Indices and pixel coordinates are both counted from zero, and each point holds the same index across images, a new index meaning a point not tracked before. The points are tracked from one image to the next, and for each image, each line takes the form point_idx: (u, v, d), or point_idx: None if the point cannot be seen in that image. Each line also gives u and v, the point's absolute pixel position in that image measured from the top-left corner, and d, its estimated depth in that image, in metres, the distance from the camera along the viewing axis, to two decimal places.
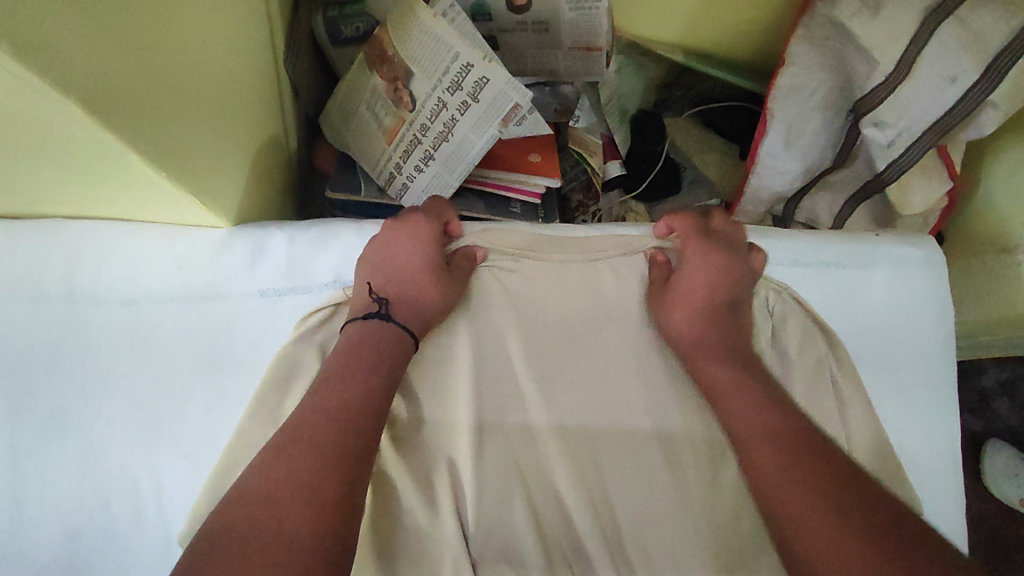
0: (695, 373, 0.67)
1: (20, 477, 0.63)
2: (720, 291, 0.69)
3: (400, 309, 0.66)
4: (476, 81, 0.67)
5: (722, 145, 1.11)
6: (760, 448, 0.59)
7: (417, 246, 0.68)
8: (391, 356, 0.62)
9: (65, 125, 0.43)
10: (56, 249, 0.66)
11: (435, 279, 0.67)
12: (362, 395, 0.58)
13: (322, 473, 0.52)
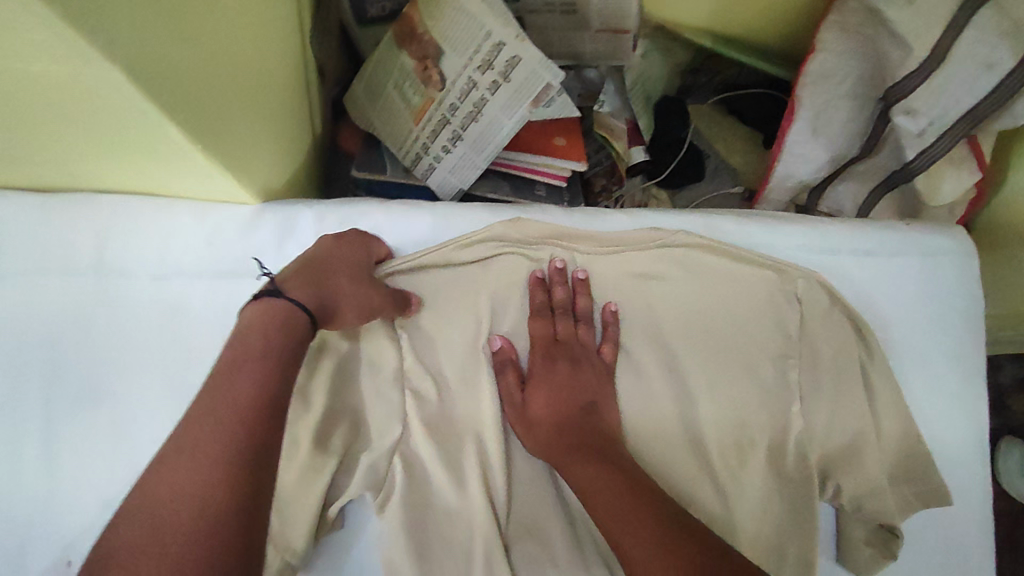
0: (562, 474, 0.62)
1: (52, 448, 0.63)
2: (577, 390, 0.66)
3: (303, 288, 0.59)
4: (508, 60, 0.66)
5: (746, 133, 1.10)
6: (638, 548, 0.52)
7: (353, 254, 0.64)
8: (283, 348, 0.54)
9: (110, 94, 0.43)
10: (87, 224, 0.66)
11: (361, 284, 0.63)
12: (254, 393, 0.50)
13: (209, 494, 0.43)
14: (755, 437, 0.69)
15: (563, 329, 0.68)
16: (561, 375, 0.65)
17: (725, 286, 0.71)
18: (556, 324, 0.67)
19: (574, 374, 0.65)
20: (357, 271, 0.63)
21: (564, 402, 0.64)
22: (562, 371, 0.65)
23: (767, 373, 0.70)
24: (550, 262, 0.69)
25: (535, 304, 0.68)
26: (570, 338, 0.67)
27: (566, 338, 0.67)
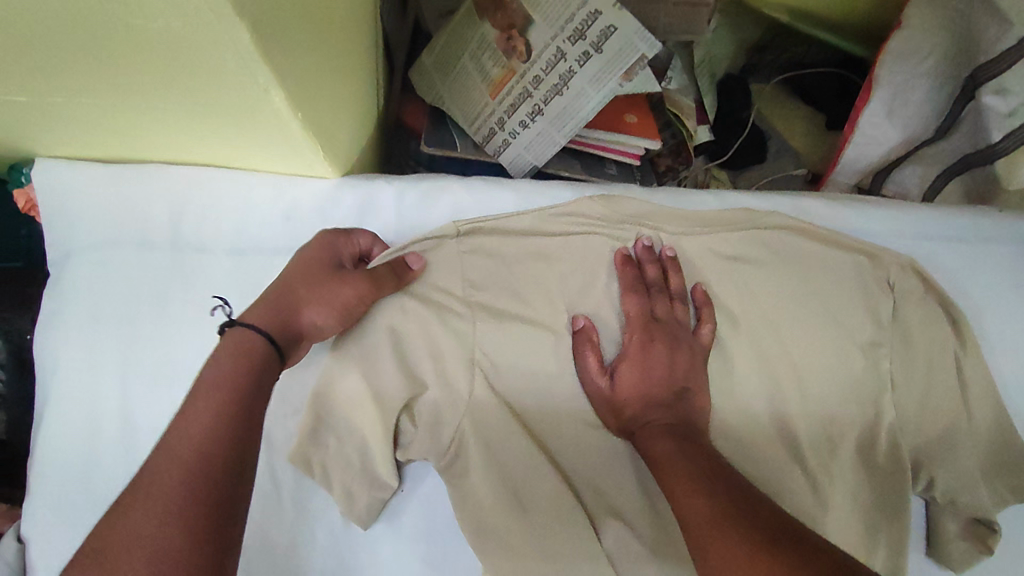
0: (639, 444, 0.60)
1: (131, 424, 0.62)
2: (672, 369, 0.61)
3: (266, 312, 0.55)
4: (602, 30, 0.63)
5: (810, 114, 1.06)
6: (698, 532, 0.49)
7: (321, 251, 0.60)
8: (253, 380, 0.50)
9: (224, 50, 0.41)
10: (161, 196, 0.64)
11: (336, 283, 0.58)
12: (212, 423, 0.46)
13: (170, 538, 0.40)
14: (844, 427, 0.67)
15: (660, 308, 0.64)
16: (656, 357, 0.61)
17: (816, 270, 0.69)
18: (652, 302, 0.64)
19: (672, 358, 0.61)
20: (321, 273, 0.58)
21: (655, 384, 0.61)
22: (660, 354, 0.61)
23: (857, 360, 0.68)
24: (636, 240, 0.66)
25: (629, 280, 0.64)
26: (670, 318, 0.63)
27: (665, 317, 0.63)
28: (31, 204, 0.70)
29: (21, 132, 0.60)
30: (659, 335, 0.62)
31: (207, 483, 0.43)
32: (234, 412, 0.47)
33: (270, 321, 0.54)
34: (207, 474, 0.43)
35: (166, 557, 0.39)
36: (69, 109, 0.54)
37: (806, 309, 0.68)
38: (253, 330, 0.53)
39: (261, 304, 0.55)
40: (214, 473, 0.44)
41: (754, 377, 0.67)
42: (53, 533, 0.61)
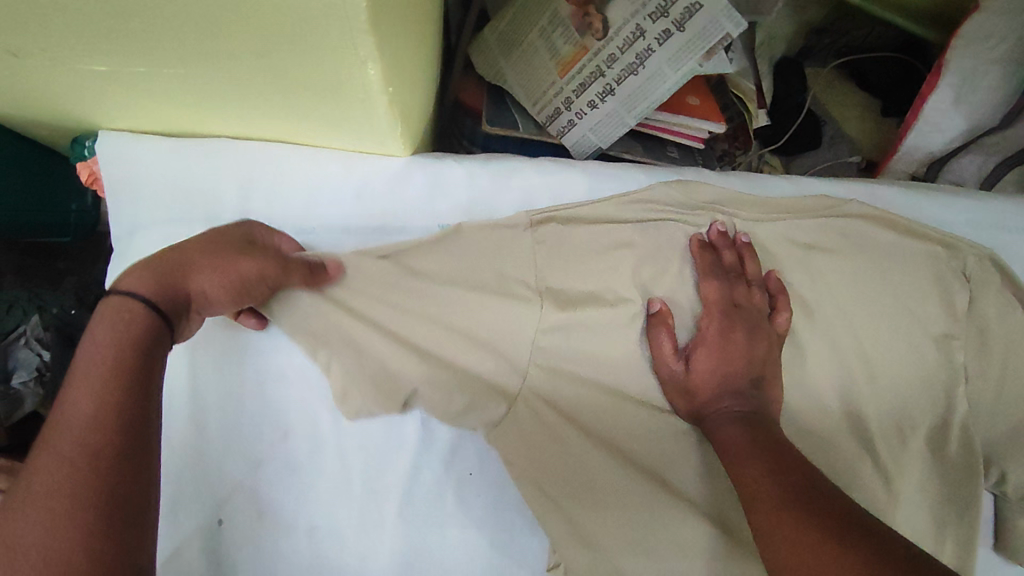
0: (709, 431, 0.57)
1: (202, 402, 0.62)
2: (749, 358, 0.59)
3: (147, 281, 0.50)
4: (686, 8, 0.61)
5: (865, 100, 1.04)
6: (762, 506, 0.48)
7: (224, 233, 0.56)
8: (134, 354, 0.46)
9: (334, 18, 0.41)
10: (230, 173, 0.63)
11: (240, 263, 0.54)
12: (94, 392, 0.43)
13: (61, 527, 0.37)
14: (916, 420, 0.65)
15: (739, 294, 0.62)
16: (734, 344, 0.59)
17: (891, 260, 0.67)
18: (730, 288, 0.62)
19: (751, 345, 0.59)
20: (220, 247, 0.54)
21: (733, 371, 0.58)
22: (739, 341, 0.59)
23: (931, 353, 0.66)
24: (711, 226, 0.65)
25: (708, 264, 0.63)
26: (748, 304, 0.62)
27: (744, 303, 0.62)
28: (93, 177, 0.69)
29: (91, 103, 0.59)
30: (738, 321, 0.60)
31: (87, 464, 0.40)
32: (116, 388, 0.44)
33: (152, 293, 0.49)
34: (92, 455, 0.40)
35: (57, 546, 0.37)
36: (145, 80, 0.53)
37: (881, 300, 0.66)
38: (135, 299, 0.48)
39: (142, 272, 0.50)
40: (100, 451, 0.41)
41: (829, 370, 0.65)
42: None
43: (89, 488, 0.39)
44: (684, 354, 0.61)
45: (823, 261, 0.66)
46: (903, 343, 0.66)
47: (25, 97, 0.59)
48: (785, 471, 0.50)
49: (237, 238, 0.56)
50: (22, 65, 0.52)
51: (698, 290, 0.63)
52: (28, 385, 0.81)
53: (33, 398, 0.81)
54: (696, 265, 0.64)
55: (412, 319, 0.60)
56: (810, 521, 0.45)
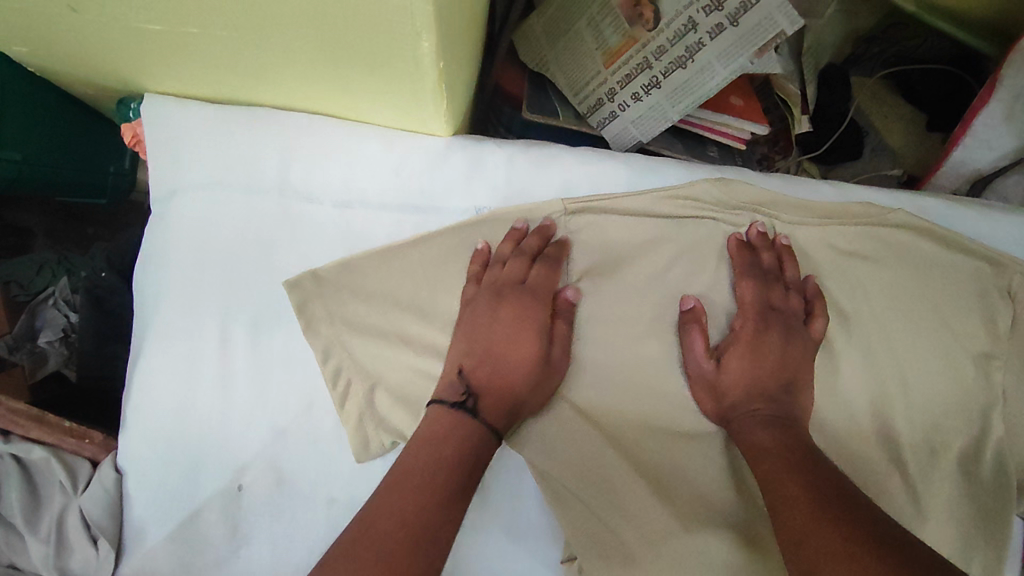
0: (737, 434, 0.57)
1: (232, 370, 0.61)
2: (778, 365, 0.58)
3: (490, 402, 0.57)
4: (742, 3, 0.61)
5: (910, 112, 1.00)
6: (792, 506, 0.47)
7: (505, 322, 0.59)
8: (472, 441, 0.54)
9: None
10: (269, 140, 0.63)
11: (534, 357, 0.58)
12: (466, 439, 0.54)
13: (422, 512, 0.48)
14: (948, 438, 0.63)
15: (776, 298, 0.61)
16: (768, 348, 0.58)
17: (934, 273, 0.65)
18: (768, 290, 0.61)
19: (785, 348, 0.59)
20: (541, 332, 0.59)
21: (766, 374, 0.58)
22: (773, 345, 0.59)
23: (970, 373, 0.64)
24: (750, 227, 0.64)
25: (745, 264, 0.62)
26: (785, 308, 0.61)
27: (781, 306, 0.61)
28: (137, 139, 0.70)
29: (139, 64, 0.59)
30: (774, 326, 0.59)
31: (442, 512, 0.48)
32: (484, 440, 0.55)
33: (456, 395, 0.57)
34: (456, 482, 0.51)
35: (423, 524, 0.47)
36: (196, 43, 0.53)
37: (920, 312, 0.64)
38: (472, 416, 0.55)
39: (474, 390, 0.57)
40: (448, 512, 0.49)
41: (860, 380, 0.63)
42: (148, 469, 0.61)
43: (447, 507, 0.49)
44: (717, 353, 0.60)
45: (862, 272, 0.65)
46: (940, 360, 0.64)
47: (78, 55, 0.60)
48: (813, 474, 0.49)
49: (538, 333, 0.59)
50: (78, 20, 0.52)
51: (734, 289, 0.62)
52: (54, 345, 0.86)
53: (57, 357, 0.85)
54: (734, 264, 0.63)
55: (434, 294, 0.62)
56: (827, 520, 0.45)
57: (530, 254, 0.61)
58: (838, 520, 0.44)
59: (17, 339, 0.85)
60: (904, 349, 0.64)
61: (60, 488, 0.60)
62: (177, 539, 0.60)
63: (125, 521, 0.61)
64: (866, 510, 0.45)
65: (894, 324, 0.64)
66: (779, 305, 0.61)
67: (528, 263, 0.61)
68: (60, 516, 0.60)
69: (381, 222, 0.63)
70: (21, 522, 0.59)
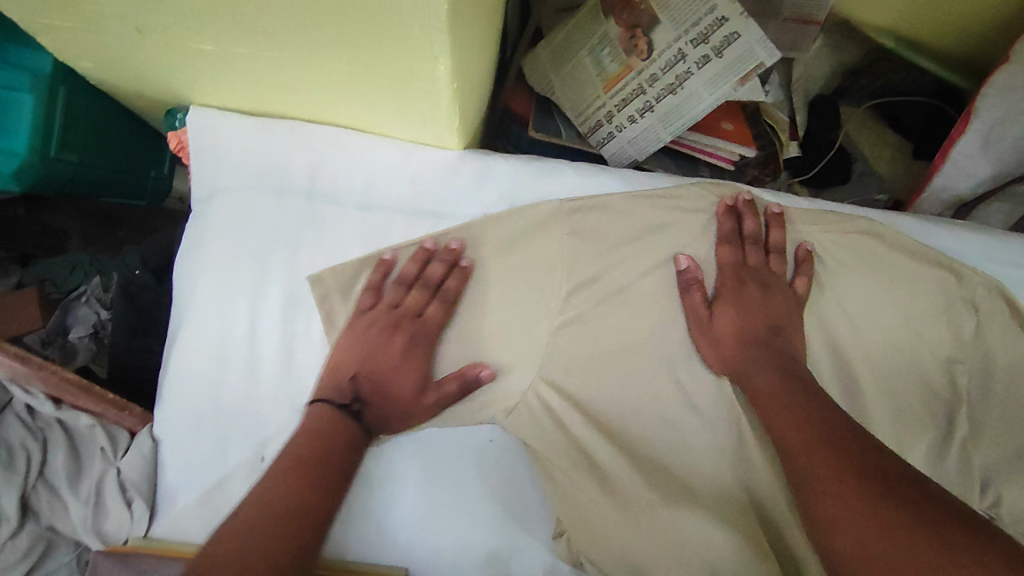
0: (738, 378, 0.62)
1: (259, 350, 0.68)
2: (762, 315, 0.64)
3: (373, 411, 0.62)
4: (725, 37, 0.69)
5: (895, 141, 1.06)
6: (808, 453, 0.52)
7: (393, 347, 0.64)
8: (333, 438, 0.58)
9: (416, 19, 0.49)
10: (300, 148, 0.70)
11: (416, 398, 0.64)
12: (348, 448, 0.58)
13: (281, 489, 0.52)
14: (915, 437, 0.68)
15: (752, 258, 0.68)
16: (750, 298, 0.65)
17: (905, 285, 0.71)
18: (746, 251, 0.68)
19: (765, 298, 0.65)
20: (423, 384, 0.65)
21: (752, 321, 0.64)
22: (752, 295, 0.65)
23: (935, 375, 0.69)
24: (736, 196, 0.70)
25: (728, 231, 0.68)
26: (762, 265, 0.67)
27: (756, 265, 0.67)
28: (181, 146, 0.77)
29: (189, 78, 0.67)
30: (750, 279, 0.66)
31: (318, 497, 0.53)
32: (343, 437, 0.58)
33: (345, 397, 0.61)
34: (327, 481, 0.54)
35: (306, 498, 0.52)
36: (242, 60, 0.61)
37: (890, 320, 0.70)
38: (346, 422, 0.60)
39: (362, 399, 0.62)
40: (325, 510, 0.52)
41: (831, 378, 0.69)
42: (181, 438, 0.67)
43: (316, 499, 0.52)
44: (709, 305, 0.67)
45: (837, 283, 0.71)
46: (908, 365, 0.69)
47: (136, 70, 0.68)
48: (821, 422, 0.54)
49: (422, 363, 0.65)
50: (141, 40, 0.60)
51: (718, 253, 0.69)
52: (83, 340, 0.90)
53: (85, 353, 0.89)
54: (718, 229, 0.69)
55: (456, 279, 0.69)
56: (836, 459, 0.49)
57: (433, 283, 0.67)
58: (855, 462, 0.49)
59: (50, 333, 0.88)
60: (875, 353, 0.70)
61: (101, 454, 0.67)
62: (205, 503, 0.66)
63: (159, 485, 0.67)
64: (882, 452, 0.50)
65: (866, 331, 0.70)
66: (755, 262, 0.68)
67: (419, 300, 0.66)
68: (99, 479, 0.67)
69: (396, 224, 0.70)
70: (64, 484, 0.66)
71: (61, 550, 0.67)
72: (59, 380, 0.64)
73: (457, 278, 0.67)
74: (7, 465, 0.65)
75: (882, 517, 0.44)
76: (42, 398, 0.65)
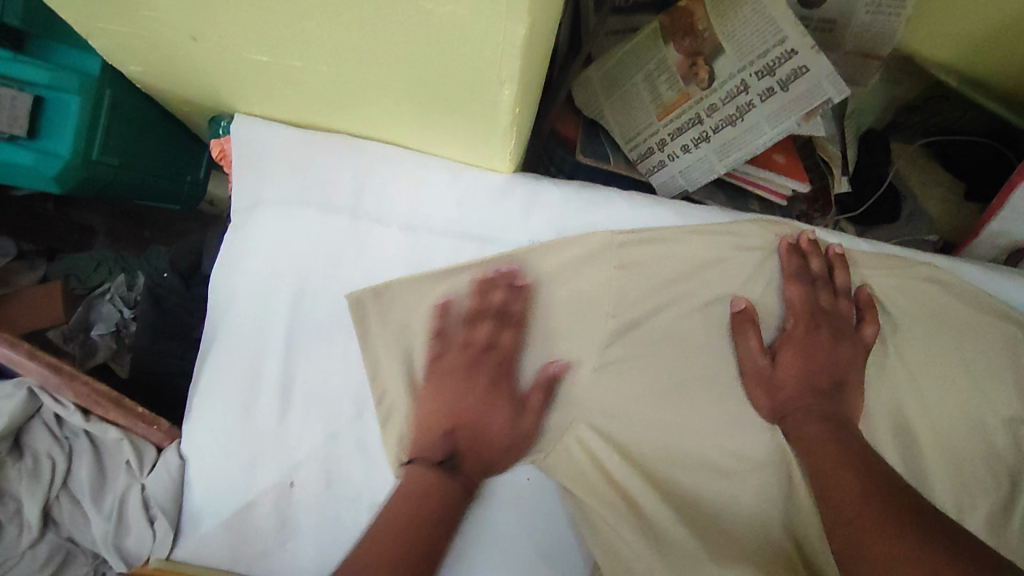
0: (791, 429, 0.62)
1: (294, 370, 0.66)
2: (824, 366, 0.63)
3: (467, 465, 0.64)
4: (793, 69, 0.67)
5: (949, 180, 1.02)
6: (855, 501, 0.52)
7: (476, 392, 0.65)
8: (429, 499, 0.60)
9: (488, 44, 0.47)
10: (346, 162, 0.68)
11: (503, 423, 0.65)
12: (449, 505, 0.61)
13: (370, 554, 0.55)
14: (977, 499, 0.64)
15: (824, 299, 0.65)
16: (819, 344, 0.64)
17: (968, 340, 0.67)
18: (816, 292, 0.65)
19: (834, 347, 0.64)
20: (477, 399, 0.65)
21: (817, 371, 0.63)
22: (822, 343, 0.64)
23: (1000, 436, 0.65)
24: (801, 234, 0.68)
25: (793, 269, 0.66)
26: (832, 310, 0.65)
27: (830, 309, 0.65)
28: (223, 154, 0.76)
29: (240, 88, 0.65)
30: (824, 325, 0.64)
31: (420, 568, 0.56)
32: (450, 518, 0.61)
33: (434, 457, 0.63)
34: (422, 539, 0.58)
35: (357, 558, 0.54)
36: (297, 74, 0.59)
37: (953, 375, 0.66)
38: (412, 472, 0.62)
39: (455, 453, 0.64)
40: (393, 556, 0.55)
41: (889, 433, 0.66)
42: (208, 458, 0.65)
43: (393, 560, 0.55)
44: (770, 351, 0.65)
45: (898, 334, 0.67)
46: (970, 421, 0.66)
47: (186, 77, 0.66)
48: (869, 472, 0.55)
49: (504, 403, 0.65)
50: (197, 48, 0.59)
51: (781, 291, 0.66)
52: (105, 338, 0.90)
53: (106, 350, 0.89)
54: (782, 267, 0.67)
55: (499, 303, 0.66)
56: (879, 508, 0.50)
57: (495, 309, 0.66)
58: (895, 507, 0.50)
59: (72, 329, 0.89)
60: (937, 408, 0.66)
61: (127, 468, 0.65)
62: (229, 527, 0.64)
63: (183, 506, 0.65)
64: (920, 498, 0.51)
65: (927, 385, 0.66)
66: (826, 307, 0.65)
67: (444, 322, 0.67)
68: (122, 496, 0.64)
69: (439, 248, 0.68)
70: (87, 498, 0.64)
71: (79, 562, 0.66)
72: (89, 392, 0.63)
73: (520, 299, 0.66)
74: (33, 473, 0.64)
75: (924, 569, 0.44)
76: (71, 409, 0.63)
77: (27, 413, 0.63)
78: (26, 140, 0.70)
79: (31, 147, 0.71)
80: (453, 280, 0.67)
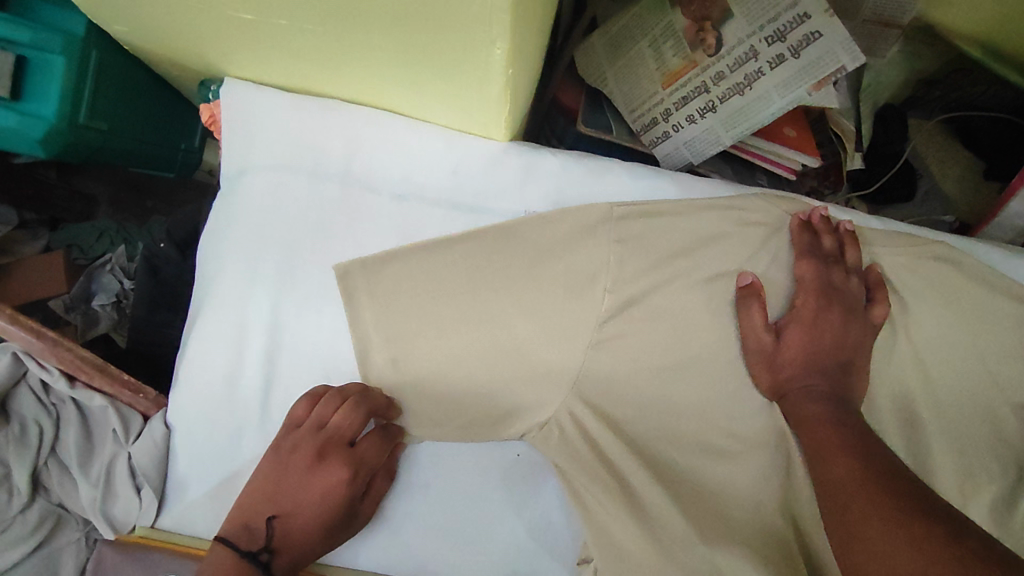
0: (790, 410, 0.60)
1: (282, 339, 0.65)
2: (832, 348, 0.61)
3: (283, 555, 0.61)
4: (804, 36, 0.64)
5: (967, 158, 0.99)
6: (851, 483, 0.50)
7: (323, 482, 0.62)
8: None
9: None
10: (337, 123, 0.66)
11: (339, 505, 0.62)
12: None
13: None
14: (982, 485, 0.62)
15: (837, 277, 0.62)
16: (828, 324, 0.61)
17: (981, 322, 0.64)
18: (828, 271, 0.62)
19: (843, 327, 0.61)
20: (336, 490, 0.62)
21: (824, 350, 0.60)
22: (832, 322, 0.61)
23: (1008, 420, 0.63)
24: (814, 211, 0.65)
25: (804, 246, 0.63)
26: (844, 288, 0.62)
27: (841, 287, 0.62)
28: (212, 119, 0.74)
29: (226, 49, 0.63)
30: (835, 304, 0.61)
31: None
32: None
33: (254, 543, 0.60)
34: None
35: None
36: (283, 33, 0.57)
37: (964, 358, 0.64)
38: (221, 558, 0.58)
39: (272, 544, 0.60)
40: None
41: (893, 415, 0.63)
42: (195, 427, 0.65)
43: None
44: (776, 327, 0.62)
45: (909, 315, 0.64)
46: (978, 403, 0.64)
47: (172, 37, 0.64)
48: (869, 456, 0.53)
49: (345, 499, 0.62)
50: (177, 5, 0.56)
51: (794, 269, 0.64)
52: (106, 309, 0.90)
53: (107, 321, 0.89)
54: (794, 245, 0.64)
55: (491, 278, 0.64)
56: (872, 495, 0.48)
57: (345, 440, 0.62)
58: (890, 493, 0.48)
59: (73, 298, 0.89)
60: (944, 390, 0.64)
61: (113, 437, 0.65)
62: (216, 495, 0.64)
63: (169, 475, 0.65)
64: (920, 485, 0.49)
65: (936, 366, 0.64)
66: (839, 285, 0.62)
67: (325, 414, 0.62)
68: (110, 463, 0.64)
69: (429, 219, 0.66)
70: (74, 464, 0.63)
71: (70, 527, 0.65)
72: (74, 358, 0.62)
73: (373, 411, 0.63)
74: (19, 439, 0.63)
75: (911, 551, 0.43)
76: (55, 374, 0.62)
77: (13, 378, 0.63)
78: (9, 100, 0.68)
79: (14, 108, 0.69)
80: (443, 251, 0.64)
